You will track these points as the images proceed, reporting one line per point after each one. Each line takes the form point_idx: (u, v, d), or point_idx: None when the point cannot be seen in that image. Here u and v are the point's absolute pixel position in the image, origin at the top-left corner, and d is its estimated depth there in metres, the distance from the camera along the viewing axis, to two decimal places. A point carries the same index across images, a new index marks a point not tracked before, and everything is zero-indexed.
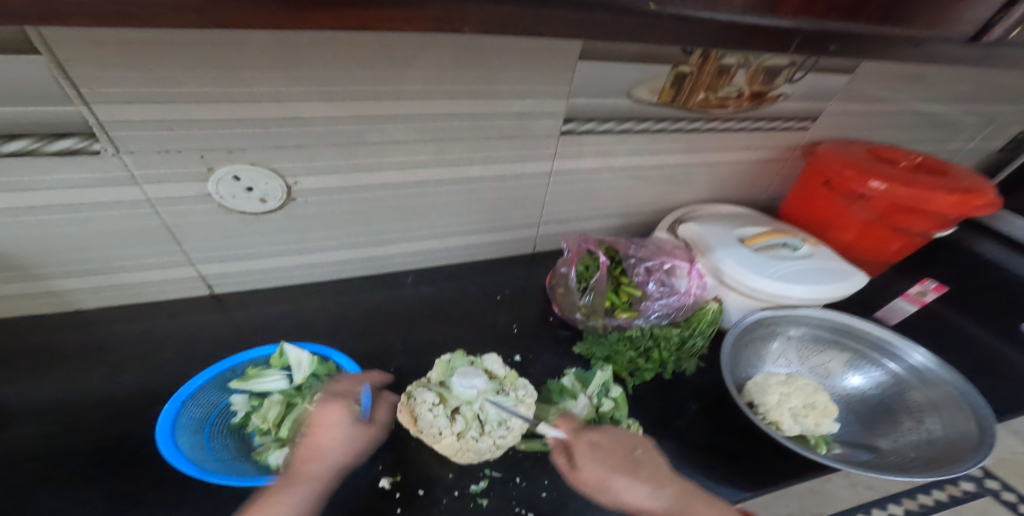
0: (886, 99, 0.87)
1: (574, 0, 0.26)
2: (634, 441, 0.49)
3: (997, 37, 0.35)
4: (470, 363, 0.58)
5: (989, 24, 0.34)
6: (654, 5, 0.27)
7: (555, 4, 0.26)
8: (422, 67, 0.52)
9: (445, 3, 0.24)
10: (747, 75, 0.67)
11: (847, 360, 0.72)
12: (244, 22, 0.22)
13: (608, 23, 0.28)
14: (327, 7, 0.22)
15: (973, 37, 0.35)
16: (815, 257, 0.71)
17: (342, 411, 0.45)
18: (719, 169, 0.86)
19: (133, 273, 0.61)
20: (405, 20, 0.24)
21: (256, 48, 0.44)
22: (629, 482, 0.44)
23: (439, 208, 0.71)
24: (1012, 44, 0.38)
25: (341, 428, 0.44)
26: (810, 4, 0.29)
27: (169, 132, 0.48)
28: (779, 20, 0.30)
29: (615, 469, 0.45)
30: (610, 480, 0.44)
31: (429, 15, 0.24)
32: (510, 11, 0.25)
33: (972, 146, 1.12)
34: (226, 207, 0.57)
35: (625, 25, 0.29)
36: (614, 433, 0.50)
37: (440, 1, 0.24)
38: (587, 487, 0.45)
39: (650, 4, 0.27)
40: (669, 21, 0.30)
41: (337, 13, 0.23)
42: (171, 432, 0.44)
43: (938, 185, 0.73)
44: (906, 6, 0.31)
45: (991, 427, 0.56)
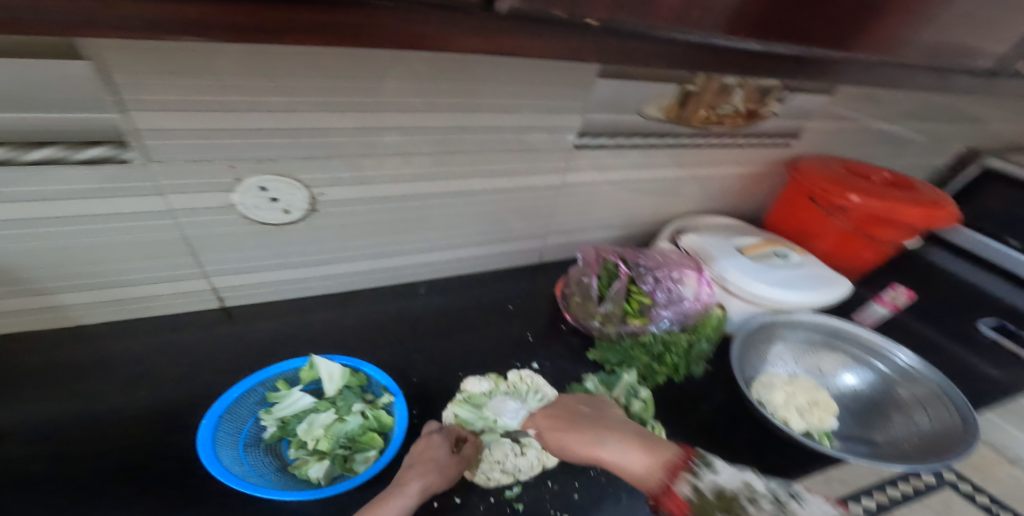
0: (854, 119, 0.96)
1: (647, 34, 0.28)
2: (577, 404, 0.53)
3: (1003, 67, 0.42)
4: (470, 404, 0.59)
5: (1005, 55, 0.42)
6: (710, 35, 0.30)
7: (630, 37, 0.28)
8: (448, 82, 0.54)
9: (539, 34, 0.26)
10: (744, 94, 0.73)
11: (839, 360, 0.77)
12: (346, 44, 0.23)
13: (668, 54, 0.31)
14: (433, 34, 0.23)
15: (994, 65, 0.43)
16: (806, 265, 0.77)
17: (426, 443, 0.50)
18: (711, 182, 0.92)
19: (143, 287, 0.59)
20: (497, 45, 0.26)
21: (299, 60, 0.45)
22: (573, 435, 0.47)
23: (453, 219, 0.72)
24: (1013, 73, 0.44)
25: (428, 453, 0.48)
26: (838, 35, 0.33)
27: (203, 142, 0.48)
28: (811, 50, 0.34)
29: (562, 428, 0.49)
30: (562, 439, 0.48)
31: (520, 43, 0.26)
32: (592, 43, 0.27)
33: (924, 162, 1.25)
34: (249, 218, 0.57)
35: (679, 56, 0.32)
36: (559, 403, 0.54)
37: (534, 32, 0.25)
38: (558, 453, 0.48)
39: (708, 35, 0.30)
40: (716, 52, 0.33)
41: (439, 39, 0.24)
42: (211, 447, 0.45)
43: (908, 198, 0.80)
44: (910, 40, 0.36)
45: (975, 421, 0.62)
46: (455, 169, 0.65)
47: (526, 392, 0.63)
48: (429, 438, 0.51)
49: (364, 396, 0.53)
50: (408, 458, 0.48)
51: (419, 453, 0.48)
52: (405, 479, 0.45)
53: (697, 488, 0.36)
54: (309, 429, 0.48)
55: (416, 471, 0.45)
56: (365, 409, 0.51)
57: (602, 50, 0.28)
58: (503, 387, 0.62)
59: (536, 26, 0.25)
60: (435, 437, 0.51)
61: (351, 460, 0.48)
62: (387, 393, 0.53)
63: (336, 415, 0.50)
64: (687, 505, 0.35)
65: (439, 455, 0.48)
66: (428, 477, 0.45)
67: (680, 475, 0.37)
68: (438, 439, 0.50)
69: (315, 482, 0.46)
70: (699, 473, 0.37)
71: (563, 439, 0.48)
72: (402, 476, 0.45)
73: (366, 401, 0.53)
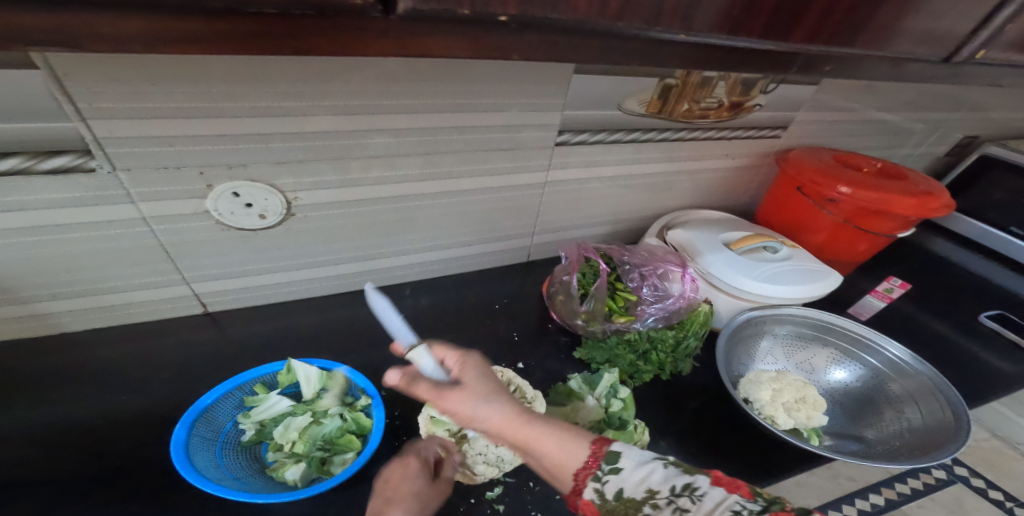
0: (847, 109, 0.94)
1: (596, 27, 0.28)
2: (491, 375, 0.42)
3: (966, 55, 0.40)
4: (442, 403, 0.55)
5: (961, 44, 0.40)
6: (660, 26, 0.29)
7: (576, 32, 0.28)
8: (424, 82, 0.53)
9: (478, 29, 0.25)
10: (728, 87, 0.72)
11: (830, 355, 0.76)
12: (275, 46, 0.22)
13: (622, 48, 0.31)
14: (365, 32, 0.23)
15: (948, 55, 0.41)
16: (795, 258, 0.76)
17: (410, 466, 0.45)
18: (701, 177, 0.91)
19: (123, 294, 0.59)
20: (437, 43, 0.25)
21: (263, 64, 0.45)
22: (489, 400, 0.39)
23: (435, 220, 0.72)
24: (985, 60, 0.42)
25: (411, 480, 0.44)
26: (798, 21, 0.33)
27: (169, 148, 0.47)
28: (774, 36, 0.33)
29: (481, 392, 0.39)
30: (473, 400, 0.39)
31: (461, 40, 0.26)
32: (536, 38, 0.27)
33: (921, 151, 1.23)
34: (225, 224, 0.56)
35: (635, 49, 0.31)
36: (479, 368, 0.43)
37: (473, 25, 0.25)
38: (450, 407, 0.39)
39: (658, 26, 0.29)
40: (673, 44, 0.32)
41: (371, 39, 0.24)
42: (184, 451, 0.44)
43: (898, 189, 0.79)
44: (875, 26, 0.35)
45: (967, 415, 0.61)
46: (440, 170, 0.65)
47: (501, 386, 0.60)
48: (406, 462, 0.46)
49: (343, 399, 0.53)
50: (384, 489, 0.44)
51: (397, 482, 0.44)
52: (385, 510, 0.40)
53: (602, 493, 0.36)
54: (285, 433, 0.48)
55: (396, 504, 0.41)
56: (343, 411, 0.50)
57: (550, 43, 0.28)
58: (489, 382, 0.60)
59: (476, 20, 0.24)
60: (411, 463, 0.46)
61: (328, 461, 0.48)
62: (365, 395, 0.52)
63: (313, 418, 0.50)
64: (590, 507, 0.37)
65: (420, 488, 0.44)
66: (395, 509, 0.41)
67: (587, 480, 0.37)
68: (419, 465, 0.46)
69: (292, 484, 0.46)
70: (604, 477, 0.37)
71: (476, 394, 0.39)
72: (379, 510, 0.41)
73: (344, 403, 0.53)
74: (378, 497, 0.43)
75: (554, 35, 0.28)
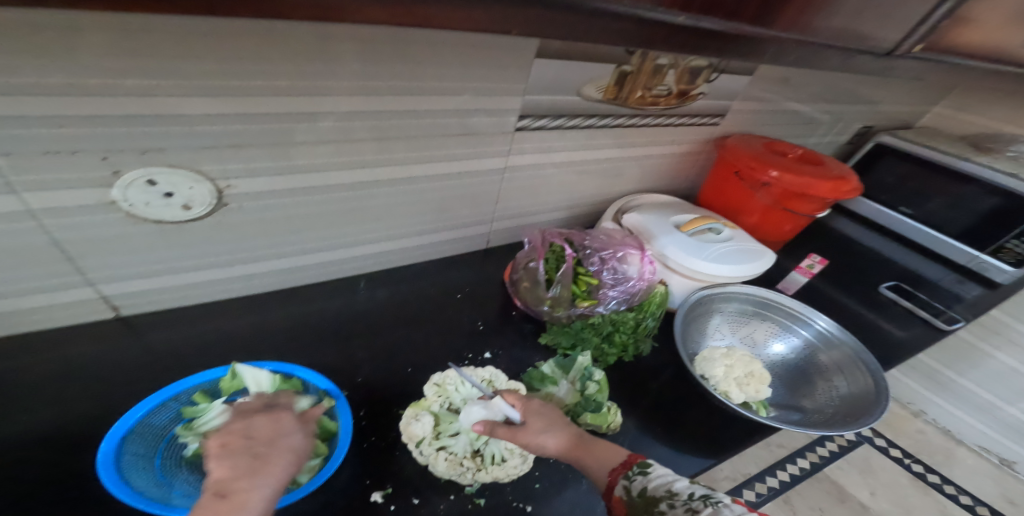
0: (772, 100, 1.03)
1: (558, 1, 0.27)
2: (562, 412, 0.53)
3: (874, 42, 0.45)
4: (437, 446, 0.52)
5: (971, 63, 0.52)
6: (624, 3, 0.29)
7: (541, 4, 0.27)
8: (376, 64, 0.49)
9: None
10: (676, 75, 0.76)
11: (770, 331, 0.84)
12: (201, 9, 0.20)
13: (580, 24, 0.30)
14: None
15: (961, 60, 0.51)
16: (736, 239, 0.82)
17: (293, 423, 0.39)
18: (649, 162, 0.95)
19: (9, 300, 0.48)
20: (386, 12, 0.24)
21: (182, 34, 0.38)
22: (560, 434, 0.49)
23: (391, 209, 0.68)
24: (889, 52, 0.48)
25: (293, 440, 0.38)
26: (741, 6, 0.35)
27: (62, 130, 0.39)
28: (720, 21, 0.35)
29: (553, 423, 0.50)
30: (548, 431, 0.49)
31: (415, 10, 0.24)
32: (498, 13, 0.26)
33: (829, 139, 1.38)
34: (138, 216, 0.48)
35: (595, 29, 0.31)
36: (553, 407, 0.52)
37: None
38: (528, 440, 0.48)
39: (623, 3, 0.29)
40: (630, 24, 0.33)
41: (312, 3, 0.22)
42: (119, 471, 0.39)
43: (818, 174, 0.87)
44: (807, 13, 0.38)
45: (884, 382, 0.70)
46: (379, 159, 0.60)
47: (453, 392, 0.58)
48: (282, 417, 0.39)
49: None
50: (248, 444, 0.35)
51: (274, 440, 0.36)
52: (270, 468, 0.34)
53: (629, 489, 0.42)
54: None
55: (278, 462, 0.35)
56: None
57: (516, 21, 0.27)
58: (433, 404, 0.56)
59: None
60: (286, 420, 0.39)
61: None
62: (327, 397, 0.50)
63: None
64: (621, 503, 0.42)
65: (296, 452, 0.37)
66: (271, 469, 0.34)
67: (618, 479, 0.44)
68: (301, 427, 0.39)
69: None
70: (633, 477, 0.43)
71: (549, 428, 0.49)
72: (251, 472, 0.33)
73: None
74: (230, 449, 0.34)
75: (517, 8, 0.27)
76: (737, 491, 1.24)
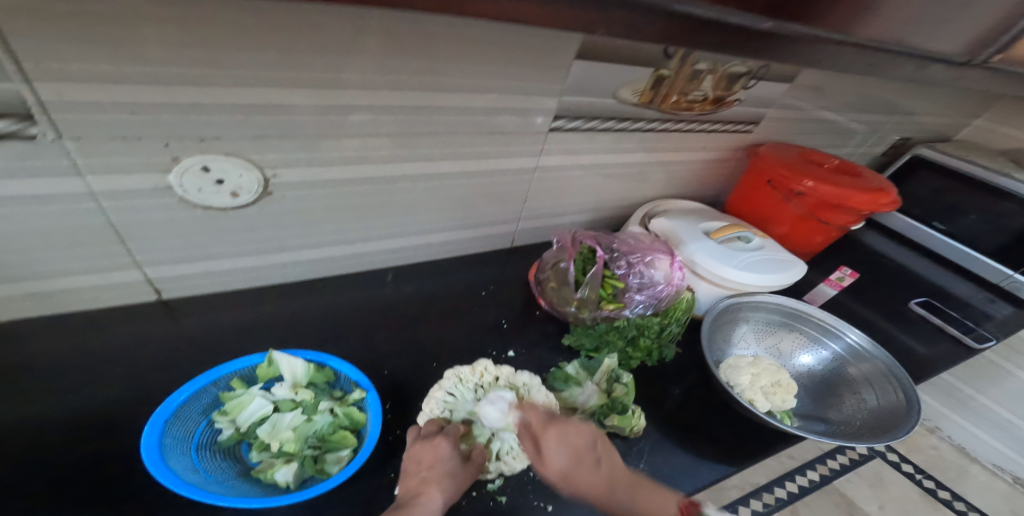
0: (808, 109, 1.01)
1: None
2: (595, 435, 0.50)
3: (938, 53, 0.44)
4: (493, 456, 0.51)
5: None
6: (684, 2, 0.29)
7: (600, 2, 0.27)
8: (420, 60, 0.50)
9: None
10: (714, 81, 0.74)
11: (796, 341, 0.82)
12: None
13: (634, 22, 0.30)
14: None
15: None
16: (767, 248, 0.80)
17: (446, 446, 0.46)
18: (678, 167, 0.93)
19: (63, 279, 0.50)
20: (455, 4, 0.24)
21: (239, 27, 0.39)
22: (585, 475, 0.46)
23: (422, 204, 0.69)
24: (952, 63, 0.46)
25: (449, 462, 0.45)
26: (803, 11, 0.34)
27: (129, 117, 0.40)
28: (782, 23, 0.34)
29: (576, 458, 0.47)
30: (570, 472, 0.46)
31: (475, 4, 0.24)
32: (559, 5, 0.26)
33: (863, 150, 1.34)
34: (189, 202, 0.50)
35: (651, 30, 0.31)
36: (578, 426, 0.50)
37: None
38: (552, 474, 0.47)
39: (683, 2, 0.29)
40: (686, 24, 0.32)
41: None
42: (159, 455, 0.40)
43: (855, 185, 0.85)
44: (864, 22, 0.37)
45: (917, 397, 0.68)
46: (412, 154, 0.60)
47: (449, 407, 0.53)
48: (437, 444, 0.46)
49: (332, 393, 0.50)
50: (417, 469, 0.44)
51: (432, 463, 0.45)
52: (427, 492, 0.41)
53: None
54: (273, 432, 0.44)
55: (436, 485, 0.42)
56: (334, 406, 0.47)
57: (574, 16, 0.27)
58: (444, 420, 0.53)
59: None
60: (443, 445, 0.46)
61: (321, 460, 0.45)
62: (357, 389, 0.49)
63: (302, 414, 0.46)
64: None
65: (452, 470, 0.45)
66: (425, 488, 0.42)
67: None
68: (449, 446, 0.47)
69: (283, 486, 0.42)
70: None
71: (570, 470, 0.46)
72: (417, 490, 0.42)
73: (333, 397, 0.49)
74: (408, 476, 0.44)
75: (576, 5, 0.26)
76: (744, 500, 1.21)
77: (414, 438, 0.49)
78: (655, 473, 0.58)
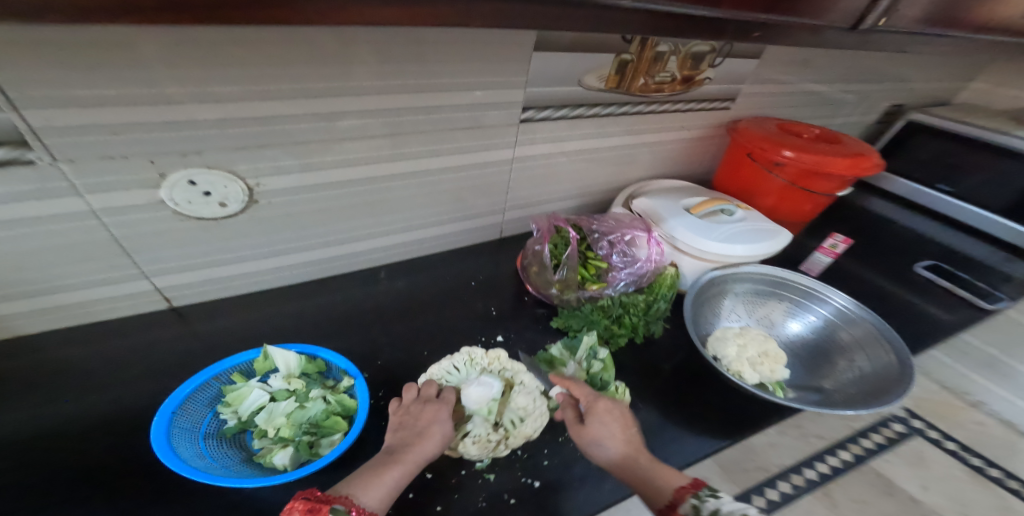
0: (789, 82, 1.01)
1: None
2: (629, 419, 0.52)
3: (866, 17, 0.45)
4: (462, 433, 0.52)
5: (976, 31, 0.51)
6: None
7: None
8: (379, 64, 0.53)
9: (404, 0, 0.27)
10: (678, 61, 0.76)
11: (788, 311, 0.83)
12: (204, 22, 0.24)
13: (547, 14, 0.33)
14: None
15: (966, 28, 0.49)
16: (750, 219, 0.82)
17: (444, 413, 0.50)
18: (660, 148, 0.95)
19: (80, 292, 0.55)
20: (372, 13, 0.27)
21: (204, 47, 0.42)
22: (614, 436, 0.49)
23: (405, 203, 0.72)
24: (885, 28, 0.47)
25: (444, 423, 0.49)
26: None
27: (113, 137, 0.44)
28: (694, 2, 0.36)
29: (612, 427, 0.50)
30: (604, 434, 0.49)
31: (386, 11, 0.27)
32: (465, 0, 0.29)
33: (856, 119, 1.32)
34: (182, 214, 0.53)
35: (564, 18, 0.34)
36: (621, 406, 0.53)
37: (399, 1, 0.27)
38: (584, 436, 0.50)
39: None
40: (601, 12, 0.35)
41: None
42: (168, 443, 0.44)
43: (835, 152, 0.86)
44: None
45: (908, 358, 0.68)
46: (388, 154, 0.63)
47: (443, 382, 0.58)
48: (438, 408, 0.51)
49: (325, 382, 0.53)
50: (413, 423, 0.49)
51: (429, 422, 0.49)
52: (422, 444, 0.46)
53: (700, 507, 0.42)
54: (271, 419, 0.48)
55: (429, 439, 0.47)
56: (325, 394, 0.51)
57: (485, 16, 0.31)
58: None
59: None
60: (442, 409, 0.51)
61: (315, 444, 0.49)
62: (347, 377, 0.53)
63: (296, 402, 0.49)
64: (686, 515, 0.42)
65: (447, 431, 0.49)
66: (422, 438, 0.47)
67: (685, 496, 0.44)
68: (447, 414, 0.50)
69: (281, 468, 0.46)
70: (704, 498, 0.43)
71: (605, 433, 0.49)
72: (410, 440, 0.47)
73: (326, 386, 0.53)
74: (403, 429, 0.49)
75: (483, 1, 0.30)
76: (771, 482, 1.05)
77: (412, 398, 0.53)
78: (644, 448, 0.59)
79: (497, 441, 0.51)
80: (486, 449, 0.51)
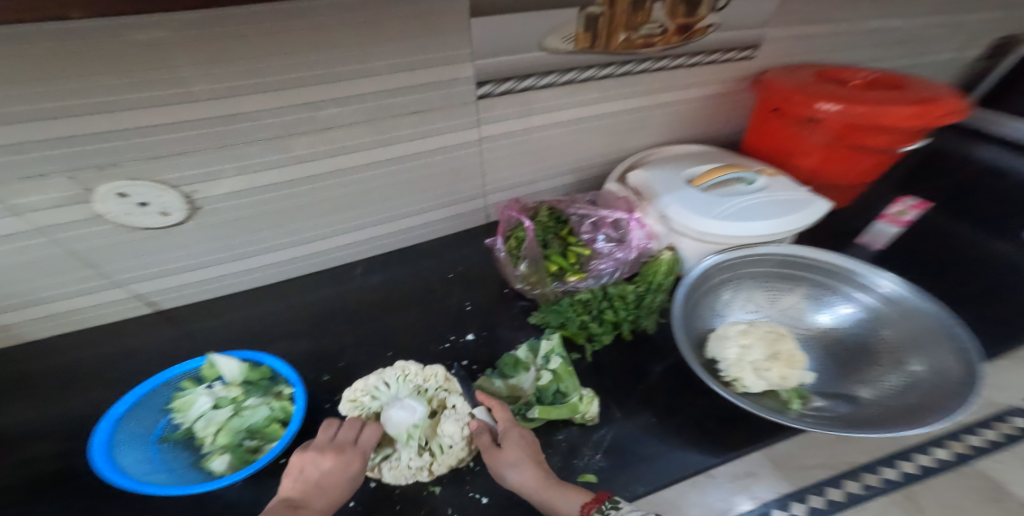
0: (833, 19, 0.82)
1: None
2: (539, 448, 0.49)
3: None
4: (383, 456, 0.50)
5: None
6: None
7: None
8: (288, 55, 0.49)
9: None
10: (666, 7, 0.63)
11: (823, 303, 0.69)
12: None
13: None
14: None
15: None
16: (773, 189, 0.68)
17: (354, 462, 0.45)
18: (665, 112, 0.82)
19: (63, 301, 0.59)
20: None
21: (91, 53, 0.41)
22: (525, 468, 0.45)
23: (366, 196, 0.68)
24: None
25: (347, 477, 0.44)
26: None
27: (28, 155, 0.45)
28: None
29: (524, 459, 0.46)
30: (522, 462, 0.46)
31: None
32: None
33: (947, 57, 1.04)
34: (125, 225, 0.54)
35: None
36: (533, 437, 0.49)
37: None
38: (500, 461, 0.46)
39: None
40: None
41: None
42: (110, 451, 0.45)
43: (892, 99, 0.68)
44: None
45: (976, 367, 0.53)
46: (332, 146, 0.59)
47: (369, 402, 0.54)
48: (348, 456, 0.46)
49: (270, 388, 0.52)
50: (313, 473, 0.44)
51: (331, 476, 0.44)
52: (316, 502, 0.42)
53: None
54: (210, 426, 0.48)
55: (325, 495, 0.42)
56: (265, 402, 0.50)
57: None
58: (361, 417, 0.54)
59: None
60: (352, 457, 0.46)
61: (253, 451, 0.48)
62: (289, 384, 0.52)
63: (234, 410, 0.49)
64: None
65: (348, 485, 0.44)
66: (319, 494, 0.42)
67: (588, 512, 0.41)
68: (360, 463, 0.46)
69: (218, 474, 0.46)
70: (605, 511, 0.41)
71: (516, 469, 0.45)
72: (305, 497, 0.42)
73: (271, 392, 0.52)
74: (300, 480, 0.44)
75: None
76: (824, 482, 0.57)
77: (327, 439, 0.48)
78: (614, 465, 0.52)
79: (418, 470, 0.49)
80: (407, 477, 0.48)
